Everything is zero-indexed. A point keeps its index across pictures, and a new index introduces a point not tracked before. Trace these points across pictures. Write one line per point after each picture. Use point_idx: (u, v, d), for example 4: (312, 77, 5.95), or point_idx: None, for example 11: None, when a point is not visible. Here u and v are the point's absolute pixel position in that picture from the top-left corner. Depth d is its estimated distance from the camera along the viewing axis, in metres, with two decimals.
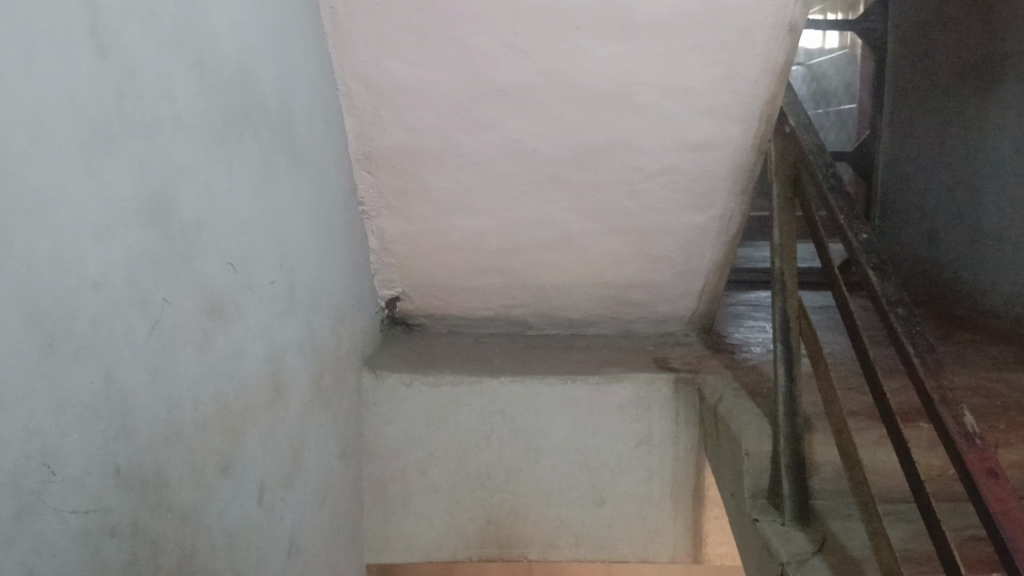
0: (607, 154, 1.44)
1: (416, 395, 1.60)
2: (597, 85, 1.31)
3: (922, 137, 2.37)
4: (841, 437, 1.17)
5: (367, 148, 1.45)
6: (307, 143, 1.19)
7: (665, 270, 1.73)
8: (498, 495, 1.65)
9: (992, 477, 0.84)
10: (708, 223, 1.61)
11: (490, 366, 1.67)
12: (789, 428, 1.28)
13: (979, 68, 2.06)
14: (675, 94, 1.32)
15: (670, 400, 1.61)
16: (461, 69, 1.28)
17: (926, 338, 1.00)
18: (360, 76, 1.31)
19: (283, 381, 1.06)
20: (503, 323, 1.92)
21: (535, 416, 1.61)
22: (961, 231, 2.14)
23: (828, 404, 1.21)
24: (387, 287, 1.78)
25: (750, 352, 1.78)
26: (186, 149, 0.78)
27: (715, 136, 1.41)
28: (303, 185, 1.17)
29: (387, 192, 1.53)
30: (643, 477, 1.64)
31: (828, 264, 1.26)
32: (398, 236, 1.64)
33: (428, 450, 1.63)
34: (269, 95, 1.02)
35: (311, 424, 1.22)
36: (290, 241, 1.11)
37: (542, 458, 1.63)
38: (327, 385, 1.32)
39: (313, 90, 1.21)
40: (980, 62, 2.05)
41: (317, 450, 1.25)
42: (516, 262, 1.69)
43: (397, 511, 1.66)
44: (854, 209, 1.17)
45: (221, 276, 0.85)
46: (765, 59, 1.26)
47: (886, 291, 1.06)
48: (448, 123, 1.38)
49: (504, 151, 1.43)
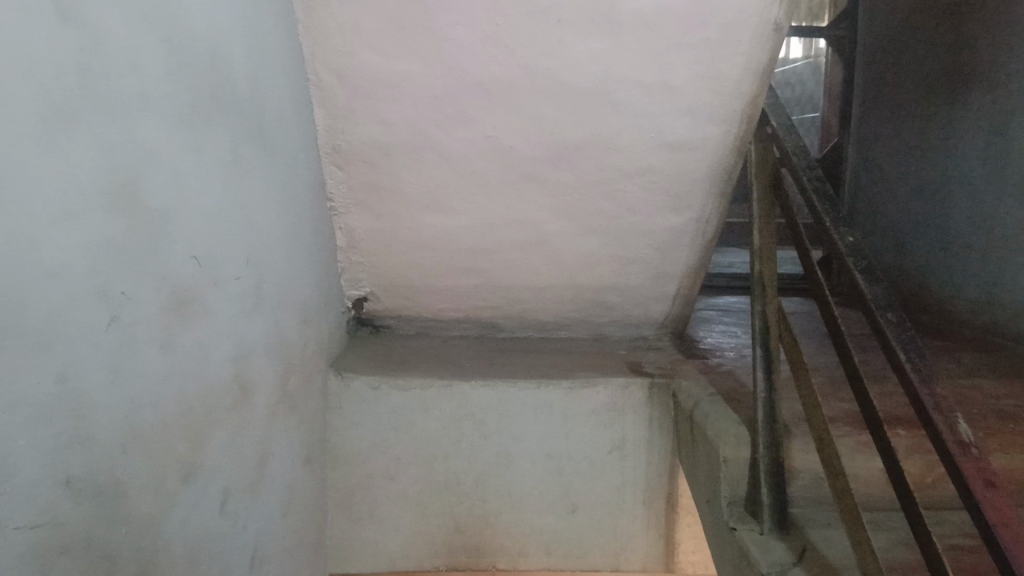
0: (585, 153, 1.40)
1: (385, 398, 1.55)
2: (577, 81, 1.27)
3: (890, 145, 2.38)
4: (824, 443, 1.15)
5: (338, 141, 1.39)
6: (277, 132, 1.13)
7: (639, 272, 1.70)
8: (467, 502, 1.60)
9: (989, 486, 0.83)
10: (685, 225, 1.58)
11: (460, 369, 1.62)
12: (769, 434, 1.26)
13: (947, 75, 2.07)
14: (656, 92, 1.29)
15: (644, 405, 1.58)
16: (438, 62, 1.23)
17: (916, 343, 0.98)
18: (332, 66, 1.26)
19: (249, 382, 1.00)
20: (472, 326, 1.88)
21: (506, 420, 1.57)
22: (928, 238, 2.16)
23: (811, 410, 1.19)
24: (354, 287, 1.73)
25: (724, 357, 1.76)
26: (154, 132, 0.72)
27: (695, 136, 1.38)
28: (271, 178, 1.11)
29: (357, 187, 1.48)
30: (615, 484, 1.60)
31: (810, 268, 1.24)
32: (366, 234, 1.58)
33: (395, 455, 1.57)
34: (239, 81, 0.96)
35: (276, 429, 1.16)
36: (259, 236, 1.05)
37: (513, 464, 1.59)
38: (292, 388, 1.26)
39: (284, 79, 1.16)
40: (948, 71, 2.06)
41: (282, 455, 1.19)
42: (489, 262, 1.65)
43: (361, 519, 1.60)
44: (839, 212, 1.16)
45: (187, 270, 0.79)
46: (748, 59, 1.23)
47: (874, 295, 1.04)
48: (424, 118, 1.33)
49: (481, 147, 1.38)
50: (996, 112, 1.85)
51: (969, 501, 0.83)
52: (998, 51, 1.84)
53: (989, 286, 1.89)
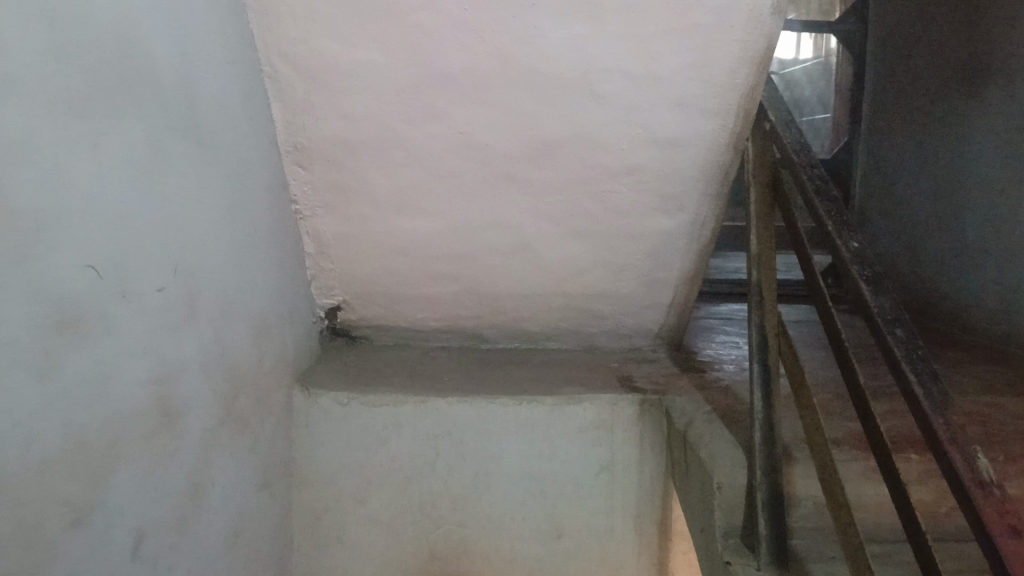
0: (567, 150, 1.29)
1: (354, 416, 1.44)
2: (555, 71, 1.15)
3: (902, 145, 2.26)
4: (827, 471, 1.04)
5: (298, 138, 1.28)
6: (217, 127, 1.03)
7: (629, 280, 1.59)
8: (445, 527, 1.48)
9: (1013, 535, 0.71)
10: (678, 229, 1.47)
11: (438, 384, 1.51)
12: (766, 459, 1.15)
13: (962, 69, 1.94)
14: (642, 83, 1.17)
15: (635, 423, 1.46)
16: (402, 51, 1.12)
17: (928, 364, 0.86)
18: (287, 55, 1.15)
19: (174, 406, 0.90)
20: (454, 336, 1.77)
21: (485, 440, 1.45)
22: (943, 242, 2.03)
23: (812, 434, 1.08)
24: (327, 295, 1.63)
25: (723, 370, 1.64)
26: (24, 122, 0.62)
27: (687, 132, 1.27)
28: (210, 178, 1.00)
29: (322, 188, 1.37)
30: (604, 508, 1.49)
31: (812, 277, 1.13)
32: (335, 239, 1.48)
33: (366, 477, 1.46)
34: (159, 67, 0.85)
35: (216, 455, 1.05)
36: (192, 243, 0.95)
37: (492, 486, 1.47)
38: (243, 407, 1.15)
39: (226, 69, 1.05)
40: (964, 64, 1.93)
41: (226, 484, 1.08)
42: (468, 269, 1.54)
43: (330, 546, 1.49)
44: (843, 216, 1.05)
45: (78, 283, 0.69)
46: (743, 46, 1.11)
47: (880, 308, 0.92)
48: (389, 112, 1.22)
49: (454, 145, 1.27)
50: (1015, 109, 1.73)
51: (990, 551, 0.72)
52: (1016, 43, 1.71)
53: (1007, 295, 1.77)
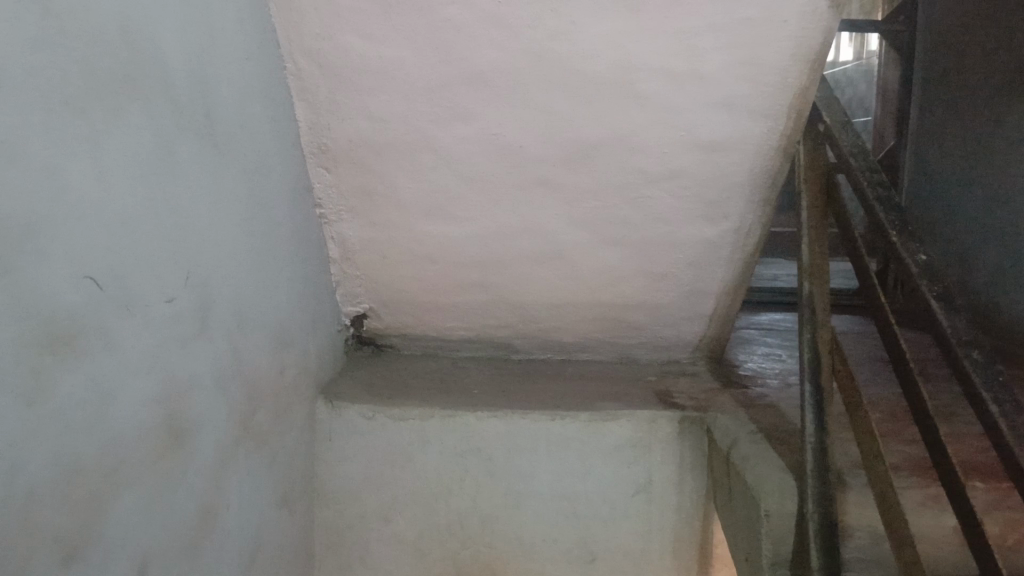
0: (605, 154, 1.21)
1: (379, 430, 1.37)
2: (593, 69, 1.07)
3: (954, 150, 2.15)
4: (887, 501, 0.98)
5: (322, 139, 1.23)
6: (233, 126, 0.97)
7: (669, 291, 1.51)
8: (472, 547, 1.41)
9: None
10: (721, 237, 1.39)
11: (467, 397, 1.44)
12: (819, 486, 1.08)
13: (1012, 68, 1.85)
14: (686, 82, 1.09)
15: (674, 441, 1.38)
16: (430, 47, 1.05)
17: (1011, 392, 0.78)
18: (309, 52, 1.09)
19: (184, 425, 0.84)
20: (484, 346, 1.70)
21: (516, 457, 1.38)
22: (996, 249, 1.93)
23: (874, 462, 1.02)
24: (351, 303, 1.57)
25: (766, 386, 1.55)
26: (13, 121, 0.56)
27: (733, 135, 1.18)
28: (226, 182, 0.95)
29: (348, 192, 1.31)
30: (640, 530, 1.41)
31: (870, 291, 1.06)
32: (360, 244, 1.42)
33: (391, 494, 1.40)
34: (169, 63, 0.80)
35: (232, 474, 0.99)
36: (206, 251, 0.89)
37: (523, 505, 1.40)
38: (262, 421, 1.10)
39: (243, 66, 0.99)
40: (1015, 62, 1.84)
41: (242, 504, 1.03)
42: (499, 277, 1.47)
43: (352, 564, 1.43)
44: (908, 227, 0.97)
45: (74, 296, 0.64)
46: (796, 43, 1.03)
47: (955, 329, 0.85)
48: (417, 113, 1.15)
49: (485, 147, 1.20)
50: None
51: None
52: None
53: None
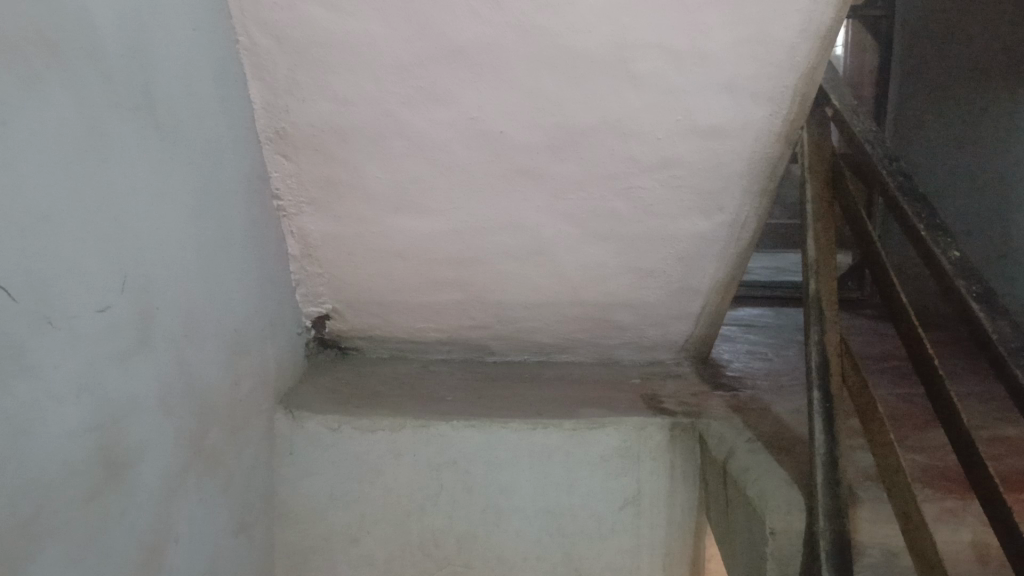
0: (593, 140, 1.11)
1: (344, 442, 1.26)
2: (584, 46, 0.97)
3: (934, 141, 2.10)
4: (912, 520, 0.89)
5: (280, 123, 1.10)
6: (178, 107, 0.85)
7: (656, 288, 1.41)
8: (447, 568, 1.31)
9: None
10: (714, 231, 1.29)
11: (442, 405, 1.33)
12: (830, 500, 0.98)
13: (1000, 53, 1.80)
14: (687, 61, 0.99)
15: (665, 451, 1.28)
16: (403, 19, 0.93)
17: None
18: (266, 23, 0.97)
19: (122, 454, 0.72)
20: (457, 349, 1.59)
21: (495, 470, 1.27)
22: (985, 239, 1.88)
23: (896, 477, 0.92)
24: (314, 304, 1.44)
25: (757, 388, 1.46)
26: None
27: (734, 120, 1.08)
28: (171, 171, 0.83)
29: (308, 182, 1.19)
30: (630, 547, 1.32)
31: (889, 292, 0.97)
32: (323, 240, 1.30)
33: (360, 512, 1.28)
34: (100, 29, 0.67)
35: (181, 504, 0.87)
36: (149, 250, 0.77)
37: (503, 523, 1.29)
38: (215, 440, 0.97)
39: (189, 38, 0.87)
40: (1002, 48, 1.79)
41: (193, 536, 0.91)
42: (476, 275, 1.37)
43: None
44: (937, 221, 0.89)
45: None
46: (807, 18, 0.93)
47: (1001, 335, 0.76)
48: (388, 94, 1.03)
49: (462, 132, 1.09)
50: None
51: None
52: None
53: None
